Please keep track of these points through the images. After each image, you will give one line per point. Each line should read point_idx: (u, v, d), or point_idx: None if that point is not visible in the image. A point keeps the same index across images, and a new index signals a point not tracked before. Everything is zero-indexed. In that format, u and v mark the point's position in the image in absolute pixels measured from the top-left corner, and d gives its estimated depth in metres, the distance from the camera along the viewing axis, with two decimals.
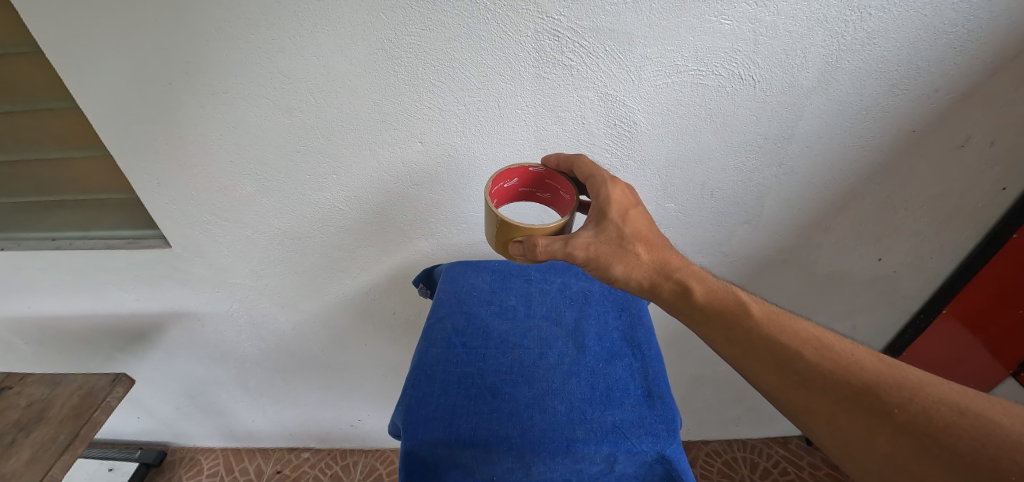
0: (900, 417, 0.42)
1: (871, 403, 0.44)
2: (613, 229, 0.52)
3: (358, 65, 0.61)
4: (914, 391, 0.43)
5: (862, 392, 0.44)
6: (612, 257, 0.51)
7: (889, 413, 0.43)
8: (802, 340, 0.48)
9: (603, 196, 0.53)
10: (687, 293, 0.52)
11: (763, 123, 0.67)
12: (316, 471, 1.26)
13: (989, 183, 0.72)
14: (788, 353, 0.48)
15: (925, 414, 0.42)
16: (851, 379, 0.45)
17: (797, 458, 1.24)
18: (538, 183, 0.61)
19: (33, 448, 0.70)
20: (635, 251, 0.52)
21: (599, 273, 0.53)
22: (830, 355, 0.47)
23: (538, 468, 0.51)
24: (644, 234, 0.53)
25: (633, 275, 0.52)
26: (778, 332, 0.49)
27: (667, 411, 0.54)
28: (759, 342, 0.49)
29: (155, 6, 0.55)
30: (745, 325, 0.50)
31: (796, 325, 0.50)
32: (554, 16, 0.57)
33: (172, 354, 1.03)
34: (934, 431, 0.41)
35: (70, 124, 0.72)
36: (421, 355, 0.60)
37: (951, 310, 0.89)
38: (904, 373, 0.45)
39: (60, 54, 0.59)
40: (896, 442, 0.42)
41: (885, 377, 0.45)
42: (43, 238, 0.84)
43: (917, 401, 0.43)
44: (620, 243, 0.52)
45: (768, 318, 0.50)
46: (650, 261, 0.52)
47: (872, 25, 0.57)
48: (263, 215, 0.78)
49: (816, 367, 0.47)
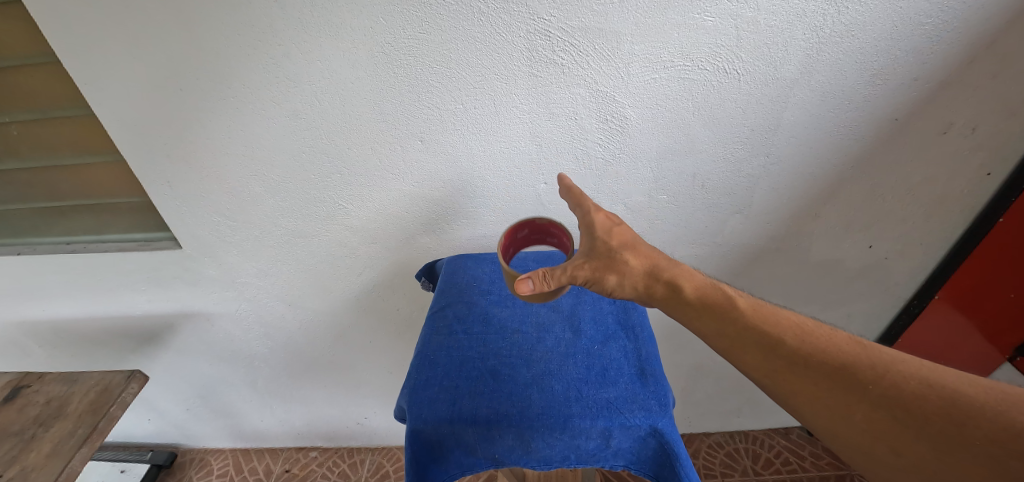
0: (874, 392, 0.43)
1: (848, 381, 0.44)
2: (600, 245, 0.54)
3: (361, 68, 0.64)
4: (886, 367, 0.44)
5: (841, 370, 0.45)
6: (604, 269, 0.53)
7: (864, 389, 0.44)
8: (782, 327, 0.49)
9: (587, 221, 0.56)
10: (678, 290, 0.52)
11: (751, 115, 0.69)
12: (324, 469, 1.28)
13: (974, 168, 0.74)
14: (770, 338, 0.48)
15: (897, 388, 0.43)
16: (829, 359, 0.46)
17: (798, 448, 1.25)
18: (543, 232, 0.62)
19: (53, 442, 0.73)
20: (625, 260, 0.53)
21: (598, 287, 0.54)
22: (810, 341, 0.47)
23: (537, 444, 0.54)
24: (631, 244, 0.55)
25: (628, 282, 0.53)
26: (761, 321, 0.49)
27: (660, 387, 0.57)
28: (742, 329, 0.49)
29: (170, 16, 0.59)
30: (731, 316, 0.50)
31: (778, 315, 0.50)
32: (544, 17, 0.60)
33: (181, 353, 1.05)
34: (907, 403, 0.42)
35: (86, 130, 0.75)
36: (424, 342, 0.63)
37: (944, 294, 0.90)
38: (877, 353, 0.46)
39: (78, 63, 0.63)
40: (874, 416, 0.43)
41: (859, 357, 0.45)
42: (59, 242, 0.88)
43: (889, 377, 0.44)
44: (609, 255, 0.54)
45: (752, 310, 0.50)
46: (640, 267, 0.53)
47: (850, 18, 0.60)
48: (270, 215, 0.81)
49: (797, 351, 0.47)
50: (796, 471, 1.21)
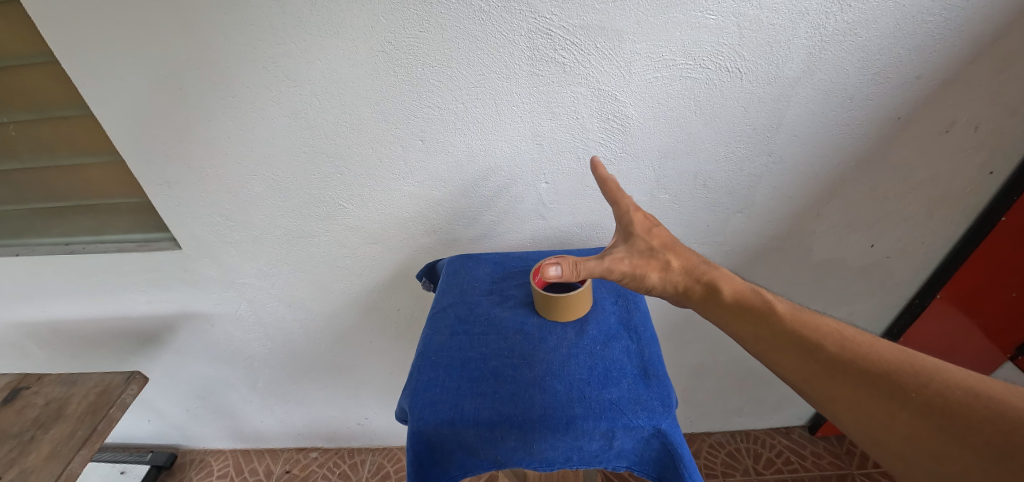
0: (917, 400, 0.42)
1: (889, 388, 0.44)
2: (642, 243, 0.56)
3: (360, 67, 0.64)
4: (930, 375, 0.44)
5: (883, 377, 0.45)
6: (645, 267, 0.54)
7: (907, 397, 0.43)
8: (821, 331, 0.49)
9: (625, 223, 0.58)
10: (716, 292, 0.53)
11: (752, 114, 0.69)
12: (324, 469, 1.28)
13: (976, 167, 0.74)
14: (809, 343, 0.48)
15: (942, 397, 0.42)
16: (870, 366, 0.46)
17: (800, 447, 1.25)
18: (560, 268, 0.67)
19: (52, 443, 0.72)
20: (665, 259, 0.55)
21: (635, 284, 0.54)
22: (850, 346, 0.47)
23: (540, 445, 0.54)
24: (671, 245, 0.56)
25: (669, 280, 0.54)
26: (800, 326, 0.49)
27: (663, 388, 0.56)
28: (781, 333, 0.50)
29: (170, 16, 0.59)
30: (769, 319, 0.51)
31: (818, 320, 0.50)
32: (546, 15, 0.59)
33: (181, 354, 1.05)
34: (951, 412, 0.41)
35: (85, 131, 0.75)
36: (426, 342, 0.63)
37: (946, 294, 0.90)
38: (922, 360, 0.45)
39: (77, 63, 0.62)
40: (916, 424, 0.42)
41: (902, 364, 0.45)
42: (58, 243, 0.88)
43: (933, 385, 0.43)
44: (650, 253, 0.55)
45: (791, 315, 0.51)
46: (680, 267, 0.55)
47: (852, 16, 0.60)
48: (270, 215, 0.80)
49: (837, 356, 0.47)
50: (798, 470, 1.21)
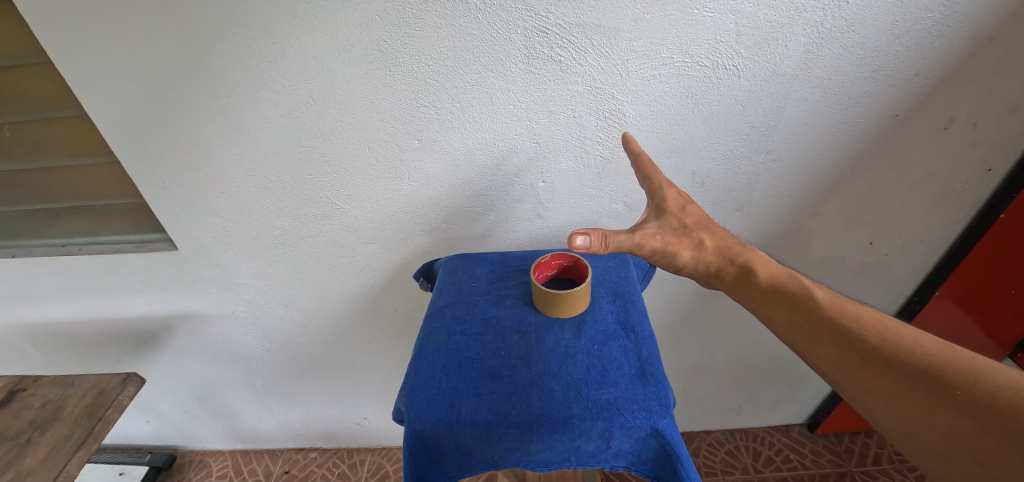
0: (962, 398, 0.41)
1: (932, 384, 0.43)
2: (674, 220, 0.53)
3: (355, 67, 0.63)
4: (978, 375, 0.42)
5: (926, 372, 0.43)
6: (678, 245, 0.51)
7: (951, 394, 0.42)
8: (863, 321, 0.47)
9: (657, 199, 0.55)
10: (751, 274, 0.52)
11: (750, 112, 0.69)
12: (323, 470, 1.28)
13: (975, 164, 0.73)
14: (849, 332, 0.47)
15: (990, 397, 0.41)
16: (914, 359, 0.44)
17: (799, 445, 1.25)
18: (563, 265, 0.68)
19: (49, 446, 0.72)
20: (699, 238, 0.53)
21: (666, 262, 0.52)
22: (893, 339, 0.46)
23: (537, 445, 0.54)
24: (704, 223, 0.54)
25: (702, 260, 0.53)
26: (839, 314, 0.48)
27: (661, 388, 0.56)
28: (818, 320, 0.48)
29: (163, 16, 0.58)
30: (807, 305, 0.49)
31: (859, 309, 0.49)
32: (542, 13, 0.59)
33: (179, 355, 1.05)
34: (997, 414, 0.40)
35: (80, 131, 0.75)
36: (423, 342, 0.63)
37: (945, 291, 0.90)
38: (971, 359, 0.43)
39: (70, 64, 0.62)
40: (956, 423, 0.41)
41: (948, 361, 0.43)
42: (54, 245, 0.87)
43: (981, 385, 0.42)
44: (683, 232, 0.53)
45: (831, 302, 0.49)
46: (714, 247, 0.53)
47: (849, 13, 0.60)
48: (266, 215, 0.80)
49: (877, 347, 0.46)
50: (797, 468, 1.21)
